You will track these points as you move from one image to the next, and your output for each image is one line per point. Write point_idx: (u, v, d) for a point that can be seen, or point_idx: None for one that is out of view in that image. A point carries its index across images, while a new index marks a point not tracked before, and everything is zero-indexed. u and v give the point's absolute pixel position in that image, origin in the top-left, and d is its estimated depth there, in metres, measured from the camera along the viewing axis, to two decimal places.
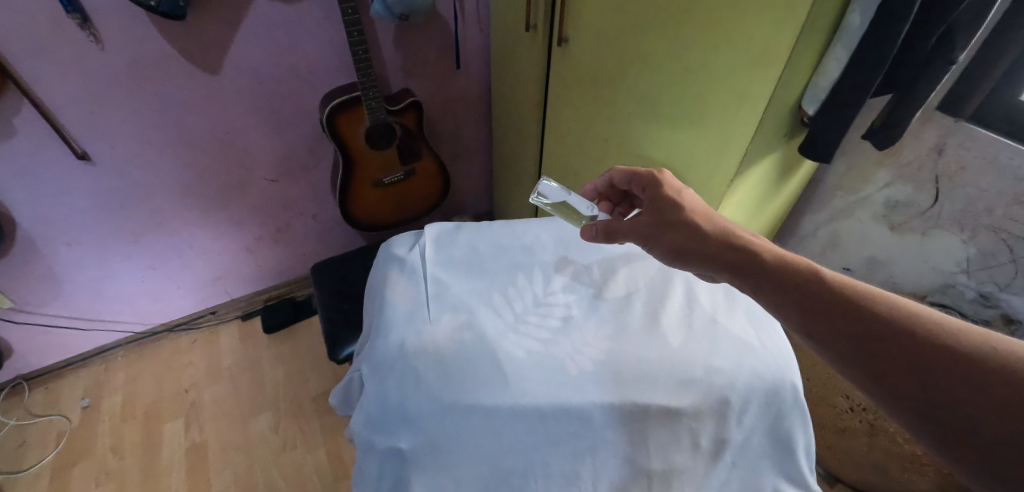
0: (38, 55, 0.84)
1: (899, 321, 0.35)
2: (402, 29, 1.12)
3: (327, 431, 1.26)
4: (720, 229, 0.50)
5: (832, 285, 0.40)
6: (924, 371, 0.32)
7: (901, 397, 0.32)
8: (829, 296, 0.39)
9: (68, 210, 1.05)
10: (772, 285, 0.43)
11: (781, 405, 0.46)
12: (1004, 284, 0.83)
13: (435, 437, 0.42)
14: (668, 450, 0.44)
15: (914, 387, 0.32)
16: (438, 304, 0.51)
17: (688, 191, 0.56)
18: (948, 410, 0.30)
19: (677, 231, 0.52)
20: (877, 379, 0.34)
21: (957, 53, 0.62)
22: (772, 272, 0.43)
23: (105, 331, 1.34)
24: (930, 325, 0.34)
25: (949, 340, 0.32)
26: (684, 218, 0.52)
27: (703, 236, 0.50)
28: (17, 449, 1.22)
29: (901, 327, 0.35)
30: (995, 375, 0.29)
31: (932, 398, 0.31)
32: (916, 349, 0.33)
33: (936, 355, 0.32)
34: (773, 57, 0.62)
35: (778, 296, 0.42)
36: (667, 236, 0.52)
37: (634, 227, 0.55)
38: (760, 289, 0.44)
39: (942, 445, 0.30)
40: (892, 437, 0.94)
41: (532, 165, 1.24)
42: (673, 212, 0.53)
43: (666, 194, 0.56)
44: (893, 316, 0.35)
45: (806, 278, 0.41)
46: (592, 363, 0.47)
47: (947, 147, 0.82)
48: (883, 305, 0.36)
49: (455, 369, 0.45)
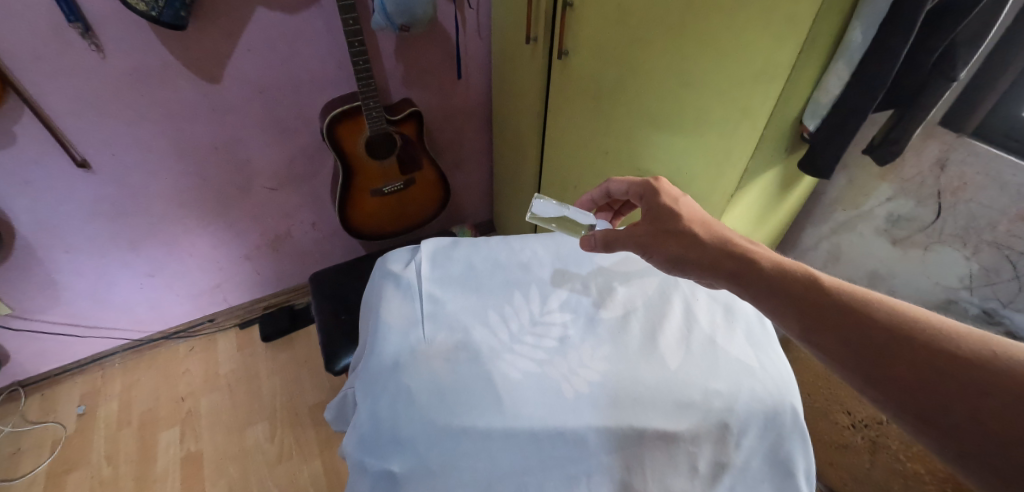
0: (40, 64, 0.84)
1: (901, 329, 0.35)
2: (404, 39, 1.12)
3: (323, 442, 1.25)
4: (719, 238, 0.49)
5: (835, 293, 0.39)
6: (927, 379, 0.32)
7: (904, 409, 0.32)
8: (828, 304, 0.39)
9: (68, 217, 1.05)
10: (774, 295, 0.42)
11: (781, 429, 0.45)
12: (1007, 301, 0.81)
13: (426, 460, 0.41)
14: (665, 476, 0.43)
15: (923, 397, 0.32)
16: (433, 322, 0.51)
17: (685, 199, 0.55)
18: (950, 416, 0.30)
19: (676, 241, 0.51)
20: (882, 391, 0.34)
21: (959, 70, 0.61)
22: (774, 282, 0.43)
23: (102, 338, 1.34)
24: (932, 330, 0.34)
25: (951, 343, 0.33)
26: (684, 227, 0.51)
27: (703, 245, 0.49)
28: (11, 457, 1.21)
29: (903, 334, 0.34)
30: (996, 377, 0.30)
31: (946, 408, 0.31)
32: (919, 358, 0.33)
33: (936, 362, 0.32)
34: (774, 72, 0.62)
35: (778, 302, 0.41)
36: (666, 245, 0.52)
37: (633, 236, 0.55)
38: (762, 299, 0.43)
39: (955, 453, 0.30)
40: (893, 455, 0.91)
41: (532, 175, 1.24)
42: (671, 220, 0.53)
43: (663, 202, 0.55)
44: (895, 321, 0.35)
45: (807, 287, 0.41)
46: (589, 385, 0.46)
47: (949, 162, 0.81)
48: (879, 309, 0.36)
49: (449, 391, 0.45)
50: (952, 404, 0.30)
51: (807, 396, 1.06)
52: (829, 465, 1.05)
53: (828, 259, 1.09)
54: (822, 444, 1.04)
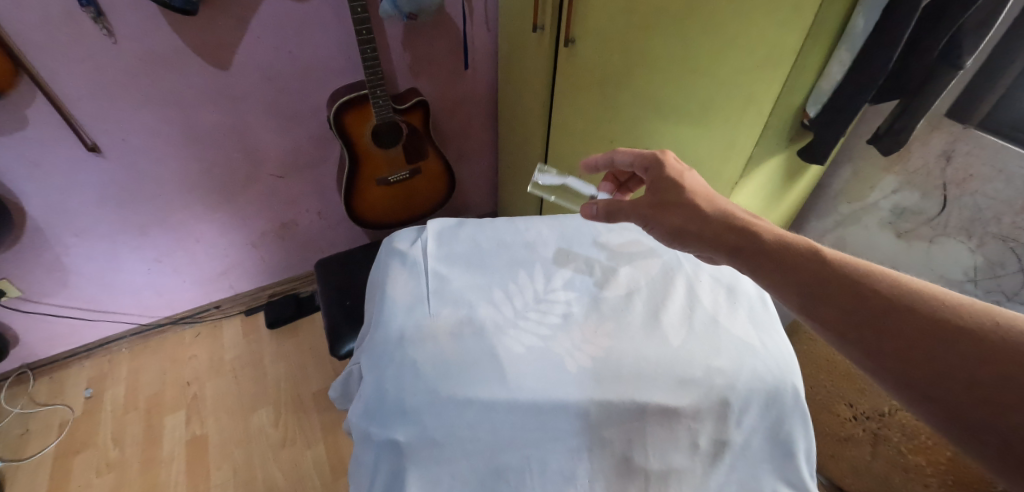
0: (53, 47, 0.85)
1: (901, 297, 0.35)
2: (411, 28, 1.13)
3: (326, 427, 1.26)
4: (721, 212, 0.49)
5: (835, 267, 0.39)
6: (923, 342, 0.32)
7: (898, 374, 0.33)
8: (827, 273, 0.39)
9: (79, 201, 1.07)
10: (775, 262, 0.42)
11: (782, 408, 0.46)
12: (1011, 293, 0.81)
13: (432, 431, 0.42)
14: (666, 451, 0.44)
15: (912, 362, 0.32)
16: (439, 299, 0.51)
17: (689, 173, 0.55)
18: (939, 378, 0.31)
19: (675, 213, 0.51)
20: (873, 354, 0.34)
21: (965, 58, 0.61)
22: (773, 252, 0.43)
23: (110, 322, 1.35)
24: (932, 300, 0.34)
25: (954, 314, 0.32)
26: (684, 198, 0.51)
27: (705, 218, 0.49)
28: (19, 438, 1.23)
29: (901, 302, 0.35)
30: (994, 345, 0.30)
31: (943, 379, 0.31)
32: (920, 331, 0.33)
33: (932, 329, 0.32)
34: (780, 59, 0.64)
35: (775, 274, 0.42)
36: (666, 217, 0.52)
37: (635, 208, 0.54)
38: (760, 268, 0.43)
39: (939, 411, 0.31)
40: (895, 447, 0.91)
41: (537, 166, 1.25)
42: (672, 192, 0.53)
43: (668, 176, 0.54)
44: (895, 291, 0.35)
45: (806, 258, 0.41)
46: (591, 360, 0.47)
47: (955, 154, 0.81)
48: (883, 281, 0.36)
49: (453, 365, 0.45)
50: (949, 373, 0.30)
51: (808, 388, 1.06)
52: (830, 458, 1.05)
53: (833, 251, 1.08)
54: (823, 437, 1.05)
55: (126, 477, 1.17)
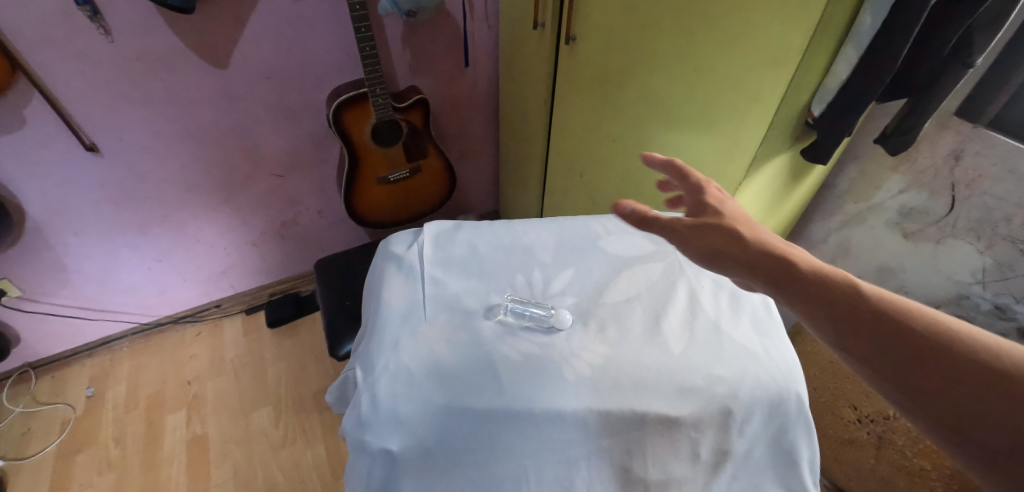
0: (49, 46, 0.84)
1: (959, 345, 0.31)
2: (411, 26, 1.11)
3: (327, 427, 1.26)
4: (759, 238, 0.43)
5: (862, 296, 0.36)
6: (983, 396, 0.29)
7: (958, 435, 0.29)
8: (874, 313, 0.34)
9: (78, 200, 1.06)
10: (815, 296, 0.37)
11: (785, 416, 0.45)
12: (1020, 296, 0.80)
13: (427, 440, 0.41)
14: (666, 462, 0.43)
15: (974, 420, 0.28)
16: (435, 304, 0.51)
17: (730, 201, 0.48)
18: (1003, 440, 0.27)
19: (713, 236, 0.45)
20: (928, 406, 0.30)
21: (975, 58, 0.59)
22: (811, 283, 0.38)
23: (110, 321, 1.35)
24: (994, 352, 0.30)
25: (1007, 364, 0.29)
26: (721, 222, 0.45)
27: (741, 241, 0.43)
28: (21, 436, 1.23)
29: (960, 352, 0.31)
30: None
31: (1005, 440, 0.27)
32: (959, 372, 0.30)
33: (994, 382, 0.29)
34: (784, 57, 0.61)
35: (816, 310, 0.37)
36: (705, 239, 0.45)
37: (673, 230, 0.47)
38: (798, 301, 0.38)
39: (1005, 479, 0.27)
40: (900, 451, 0.90)
41: (538, 164, 1.24)
42: (709, 215, 0.47)
43: (709, 200, 0.48)
44: (950, 337, 0.31)
45: (849, 292, 0.36)
46: (591, 368, 0.45)
47: (964, 154, 0.79)
48: (935, 325, 0.32)
49: (450, 372, 0.44)
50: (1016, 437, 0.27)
51: (812, 390, 1.05)
52: (833, 460, 1.04)
53: (838, 251, 1.07)
54: (827, 439, 1.03)
55: (127, 476, 1.17)
